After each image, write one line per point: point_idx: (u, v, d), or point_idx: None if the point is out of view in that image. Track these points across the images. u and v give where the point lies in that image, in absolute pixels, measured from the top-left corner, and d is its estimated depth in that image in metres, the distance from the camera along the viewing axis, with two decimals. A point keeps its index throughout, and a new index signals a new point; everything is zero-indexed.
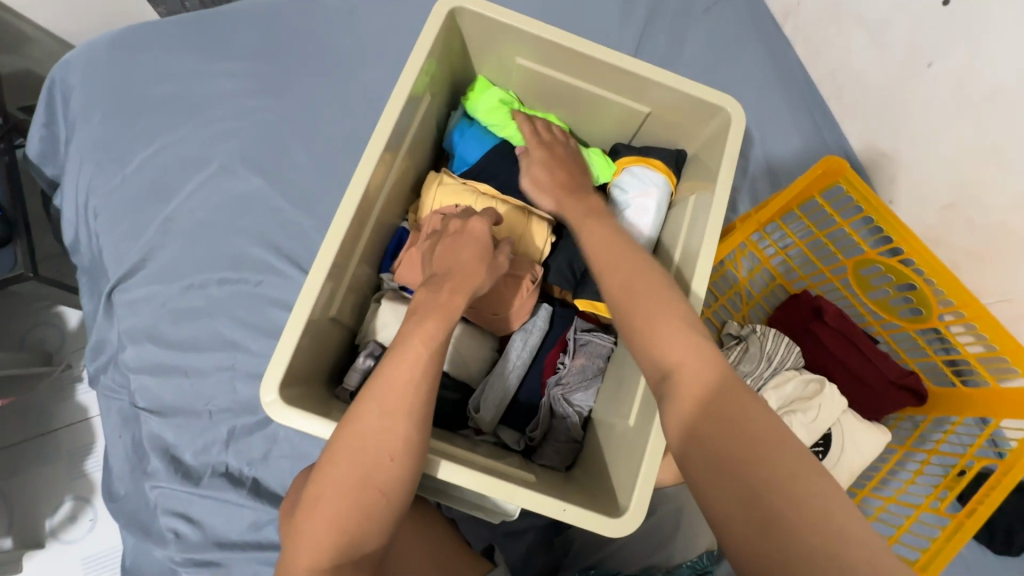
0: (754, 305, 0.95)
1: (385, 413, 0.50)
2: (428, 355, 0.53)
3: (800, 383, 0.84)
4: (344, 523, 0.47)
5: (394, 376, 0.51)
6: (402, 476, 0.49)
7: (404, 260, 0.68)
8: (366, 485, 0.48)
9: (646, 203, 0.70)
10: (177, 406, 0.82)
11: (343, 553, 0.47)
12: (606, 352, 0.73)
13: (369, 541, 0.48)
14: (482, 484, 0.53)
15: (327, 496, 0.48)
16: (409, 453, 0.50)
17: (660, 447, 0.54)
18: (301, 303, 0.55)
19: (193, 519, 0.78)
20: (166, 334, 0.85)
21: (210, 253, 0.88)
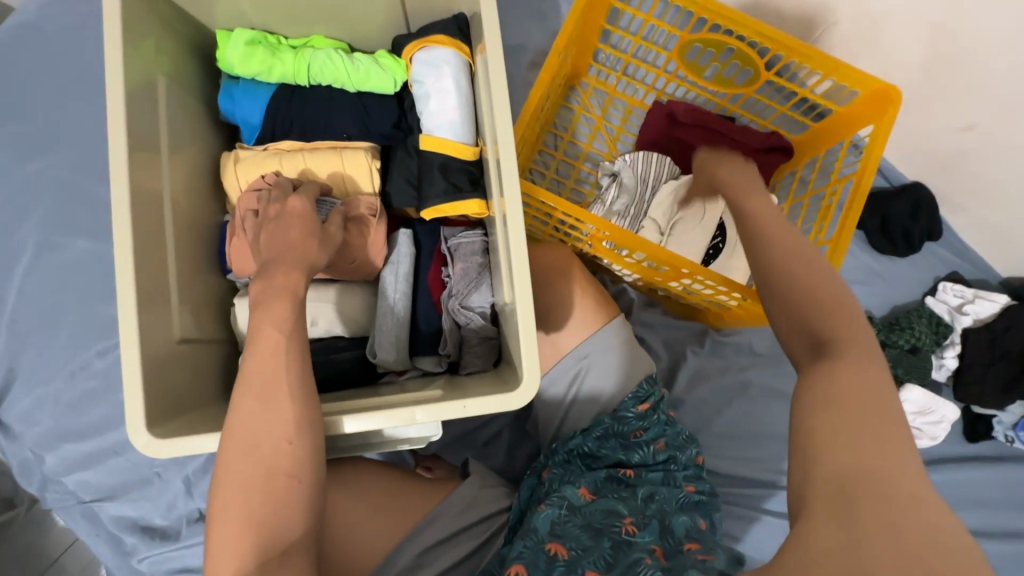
0: (619, 138, 0.95)
1: (266, 406, 0.50)
2: (285, 333, 0.52)
3: (679, 192, 0.85)
4: (260, 520, 0.47)
5: (260, 369, 0.51)
6: (305, 452, 0.50)
7: (233, 253, 0.65)
8: (270, 476, 0.48)
9: (444, 85, 0.67)
10: (124, 483, 0.81)
11: (268, 547, 0.46)
12: (480, 246, 0.73)
13: (293, 527, 0.48)
14: (384, 419, 0.54)
15: (234, 502, 0.47)
16: (304, 429, 0.50)
17: (529, 309, 0.55)
18: (127, 341, 0.52)
19: (193, 568, 0.80)
20: (76, 426, 0.82)
21: (74, 332, 0.83)
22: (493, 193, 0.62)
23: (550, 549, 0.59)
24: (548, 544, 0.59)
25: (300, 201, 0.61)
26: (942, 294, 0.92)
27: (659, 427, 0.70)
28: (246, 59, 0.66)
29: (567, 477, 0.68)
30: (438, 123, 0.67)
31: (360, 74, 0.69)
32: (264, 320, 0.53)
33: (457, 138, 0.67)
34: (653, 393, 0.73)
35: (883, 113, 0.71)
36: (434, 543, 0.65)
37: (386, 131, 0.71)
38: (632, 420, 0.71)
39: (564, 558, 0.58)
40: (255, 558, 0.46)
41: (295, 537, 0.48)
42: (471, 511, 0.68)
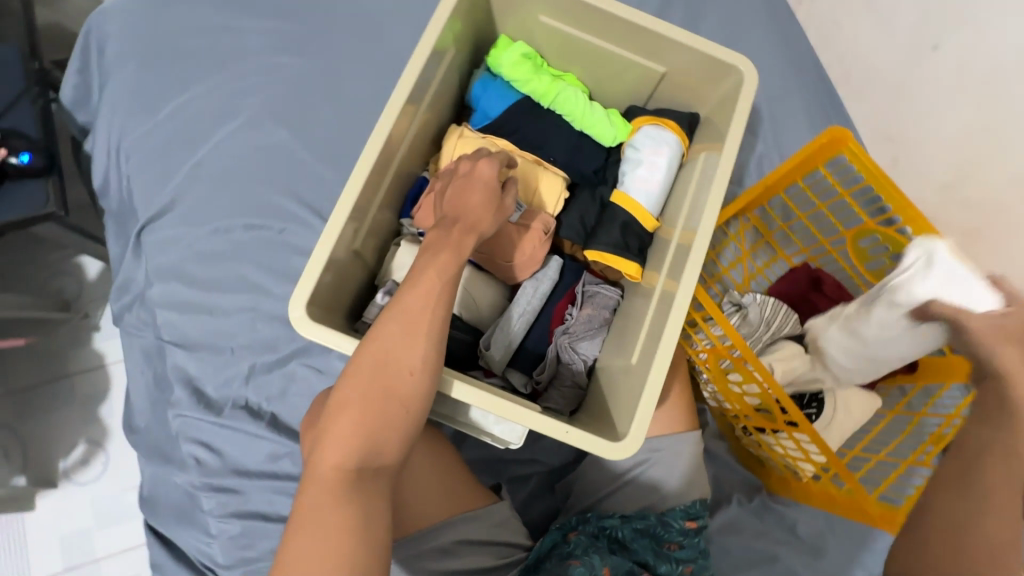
0: (755, 277, 0.98)
1: (404, 336, 0.53)
2: (445, 280, 0.56)
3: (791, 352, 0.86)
4: (368, 433, 0.50)
5: (413, 302, 0.54)
6: (419, 392, 0.53)
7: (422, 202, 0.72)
8: (386, 399, 0.51)
9: (657, 161, 0.74)
10: (201, 341, 0.86)
11: (366, 459, 0.50)
12: (612, 304, 0.78)
13: (387, 451, 0.51)
14: (492, 404, 0.58)
15: (352, 406, 0.51)
16: (426, 371, 0.53)
17: (657, 384, 0.59)
18: (328, 238, 0.59)
19: (213, 447, 0.82)
20: (193, 274, 0.89)
21: (236, 199, 0.92)
22: (663, 270, 0.68)
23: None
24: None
25: (490, 163, 0.66)
26: None
27: (694, 551, 0.72)
28: (514, 66, 0.76)
29: (592, 549, 0.67)
30: (637, 188, 0.74)
31: (592, 120, 0.77)
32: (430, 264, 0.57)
33: (647, 206, 0.74)
34: (702, 515, 0.74)
35: None
36: (466, 540, 0.69)
37: (585, 171, 0.78)
38: (675, 530, 0.72)
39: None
40: (353, 461, 0.49)
41: (386, 460, 0.51)
42: (498, 531, 0.71)
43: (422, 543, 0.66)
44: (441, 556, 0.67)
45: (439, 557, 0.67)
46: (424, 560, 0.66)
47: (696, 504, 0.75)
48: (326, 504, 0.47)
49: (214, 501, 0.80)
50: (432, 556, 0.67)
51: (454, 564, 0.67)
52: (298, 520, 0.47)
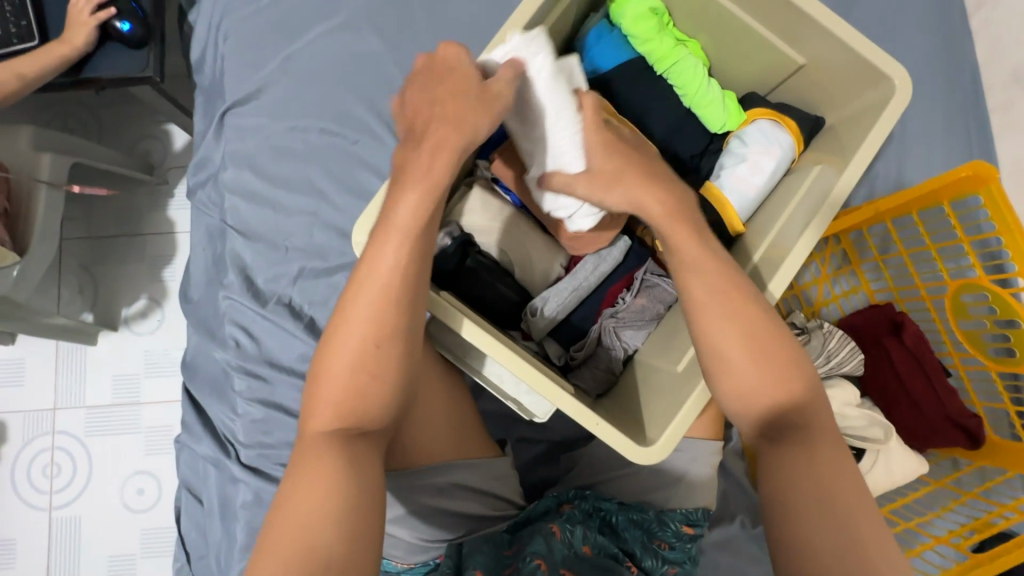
0: (826, 305, 0.91)
1: (364, 303, 0.50)
2: (420, 230, 0.52)
3: (864, 415, 0.80)
4: (343, 404, 0.50)
5: (369, 269, 0.51)
6: (395, 350, 0.51)
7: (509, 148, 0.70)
8: (364, 359, 0.50)
9: (764, 161, 0.67)
10: (261, 234, 0.89)
11: (348, 420, 0.50)
12: (668, 300, 0.73)
13: (372, 411, 0.51)
14: (523, 372, 0.57)
15: (327, 383, 0.50)
16: (399, 328, 0.51)
17: (701, 402, 0.57)
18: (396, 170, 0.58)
19: (253, 335, 0.86)
20: (265, 166, 0.90)
21: (319, 101, 0.91)
22: None
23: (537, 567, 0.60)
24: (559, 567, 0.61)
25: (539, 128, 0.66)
26: None
27: (683, 554, 0.69)
28: (639, 20, 0.68)
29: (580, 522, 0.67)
30: (733, 183, 0.67)
31: (706, 98, 0.70)
32: (396, 226, 0.52)
33: (738, 207, 0.67)
34: (701, 525, 0.73)
35: None
36: (464, 485, 0.69)
37: (682, 155, 0.72)
38: (669, 531, 0.71)
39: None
40: (338, 421, 0.49)
41: (372, 420, 0.51)
42: (495, 483, 0.71)
43: (415, 479, 0.66)
44: (435, 494, 0.67)
45: (434, 495, 0.67)
46: (418, 495, 0.67)
47: (698, 512, 0.74)
48: (313, 465, 0.47)
49: (245, 384, 0.85)
50: (427, 493, 0.67)
51: (449, 505, 0.68)
52: (286, 485, 0.47)
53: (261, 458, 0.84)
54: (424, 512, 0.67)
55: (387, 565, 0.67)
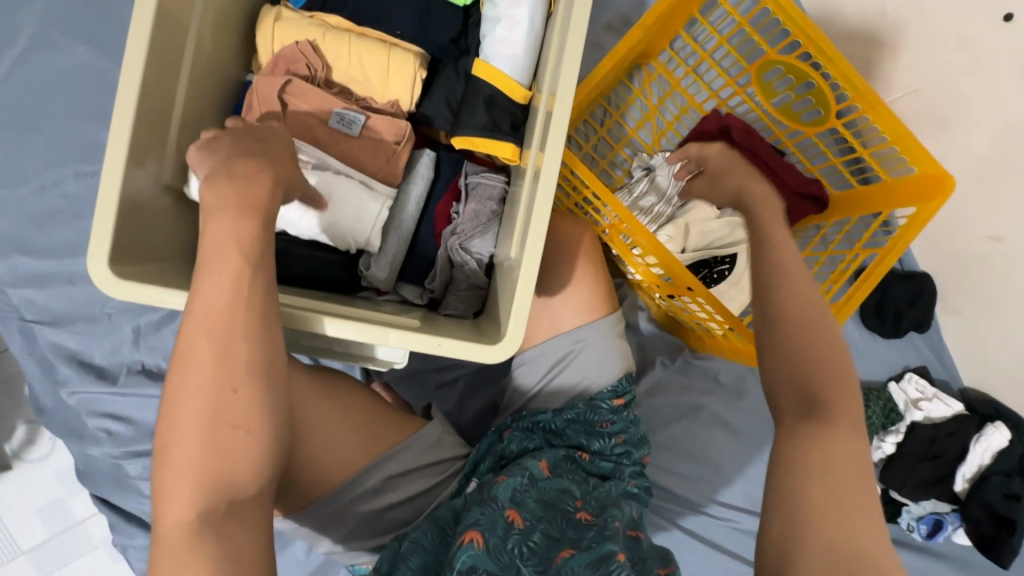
0: (665, 134, 0.91)
1: (205, 354, 0.45)
2: (251, 266, 0.47)
3: (728, 224, 0.84)
4: (205, 470, 0.43)
5: (203, 314, 0.45)
6: (256, 399, 0.45)
7: (252, 104, 0.62)
8: (216, 409, 0.44)
9: (517, 15, 0.63)
10: (72, 313, 0.78)
11: (216, 492, 0.43)
12: (498, 193, 0.71)
13: (244, 474, 0.44)
14: (355, 331, 0.54)
15: (179, 453, 0.43)
16: (253, 374, 0.45)
17: (529, 289, 0.55)
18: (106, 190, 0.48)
19: (122, 417, 0.79)
20: (32, 241, 0.78)
21: (54, 142, 0.78)
22: (532, 147, 0.61)
23: (468, 539, 0.51)
24: (506, 511, 0.56)
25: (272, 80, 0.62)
26: (905, 383, 0.95)
27: (624, 423, 0.73)
28: None
29: (527, 446, 0.69)
30: (497, 53, 0.63)
31: None
32: (223, 269, 0.46)
33: (513, 74, 0.63)
34: (630, 391, 0.75)
35: (929, 199, 0.69)
36: (395, 476, 0.64)
37: (442, 43, 0.67)
38: (604, 411, 0.72)
39: (520, 527, 0.54)
40: (203, 497, 0.43)
41: (244, 484, 0.44)
42: (432, 452, 0.67)
43: (338, 501, 0.61)
44: (371, 498, 0.62)
45: (370, 500, 0.62)
46: (353, 507, 0.61)
47: (621, 382, 0.74)
48: (184, 558, 0.41)
49: (141, 466, 0.79)
50: (360, 501, 0.62)
51: (388, 501, 0.63)
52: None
53: None
54: (367, 519, 0.62)
55: (358, 568, 0.65)
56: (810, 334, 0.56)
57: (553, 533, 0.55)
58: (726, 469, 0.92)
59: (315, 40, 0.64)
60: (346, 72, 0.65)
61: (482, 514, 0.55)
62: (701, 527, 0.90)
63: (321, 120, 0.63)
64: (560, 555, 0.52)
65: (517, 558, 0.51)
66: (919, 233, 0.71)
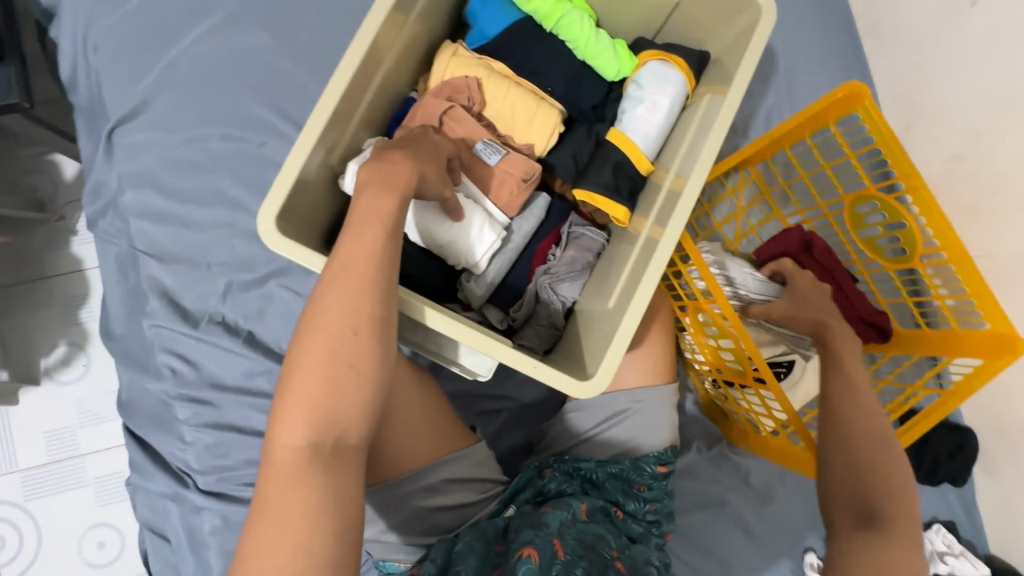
0: (747, 235, 0.97)
1: (338, 299, 0.49)
2: (385, 235, 0.52)
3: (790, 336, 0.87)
4: (320, 406, 0.46)
5: (342, 265, 0.50)
6: (373, 350, 0.49)
7: (415, 115, 0.70)
8: (339, 350, 0.47)
9: (659, 100, 0.70)
10: (177, 254, 0.84)
11: (325, 430, 0.46)
12: (597, 248, 0.77)
13: (351, 418, 0.47)
14: (461, 334, 0.58)
15: (305, 387, 0.47)
16: (374, 326, 0.49)
17: (634, 323, 0.59)
18: (292, 161, 0.56)
19: (189, 360, 0.83)
20: (167, 182, 0.85)
21: (214, 105, 0.87)
22: (650, 217, 0.67)
23: (526, 553, 0.56)
24: (555, 540, 0.59)
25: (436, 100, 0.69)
26: (932, 534, 0.93)
27: (661, 492, 0.73)
28: None
29: (567, 488, 0.70)
30: (635, 127, 0.71)
31: (593, 50, 0.73)
32: (360, 234, 0.51)
33: (644, 148, 0.71)
34: (672, 462, 0.76)
35: (997, 357, 0.72)
36: (453, 477, 0.66)
37: (583, 107, 0.75)
38: (646, 474, 0.74)
39: (563, 558, 0.58)
40: (314, 431, 0.46)
41: (350, 427, 0.48)
42: (482, 468, 0.69)
43: (400, 485, 0.63)
44: (428, 494, 0.65)
45: (427, 495, 0.64)
46: (409, 498, 0.64)
47: (665, 453, 0.76)
48: (293, 481, 0.44)
49: (190, 411, 0.82)
50: (416, 495, 0.64)
51: (443, 502, 0.65)
52: (262, 513, 0.44)
53: (223, 482, 0.82)
54: (416, 514, 0.64)
55: (389, 566, 0.65)
56: (880, 456, 0.66)
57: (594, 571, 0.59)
58: None
59: (479, 78, 0.72)
60: (495, 109, 0.72)
61: (536, 536, 0.59)
62: None
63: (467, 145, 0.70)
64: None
65: None
66: (984, 383, 0.74)
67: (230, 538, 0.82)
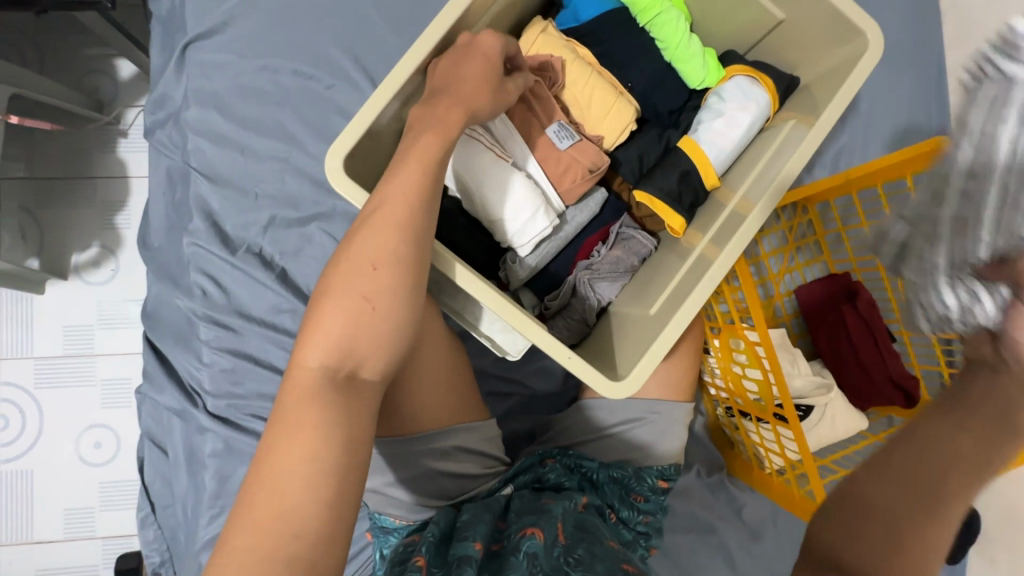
0: (791, 272, 0.95)
1: (371, 234, 0.48)
2: (423, 175, 0.51)
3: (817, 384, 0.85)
4: (340, 336, 0.46)
5: (379, 201, 0.50)
6: (396, 288, 0.48)
7: None
8: (363, 285, 0.47)
9: (739, 117, 0.69)
10: (228, 179, 0.85)
11: (343, 359, 0.46)
12: (643, 253, 0.75)
13: (369, 351, 0.47)
14: (499, 307, 0.57)
15: (328, 317, 0.46)
16: (398, 264, 0.48)
17: (674, 337, 0.58)
18: (371, 107, 0.55)
19: (221, 284, 0.84)
20: (232, 107, 0.85)
21: (291, 39, 0.86)
22: (708, 234, 0.66)
23: (533, 532, 0.55)
24: (558, 525, 0.59)
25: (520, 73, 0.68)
26: None
27: (656, 506, 0.73)
28: None
29: (566, 480, 0.69)
30: (710, 139, 0.69)
31: (683, 53, 0.71)
32: (397, 174, 0.51)
33: (715, 163, 0.69)
34: (674, 479, 0.76)
35: None
36: (463, 446, 0.66)
37: (660, 110, 0.74)
38: (646, 486, 0.73)
39: (564, 544, 0.58)
40: (331, 359, 0.46)
41: (368, 363, 0.47)
42: (490, 445, 0.69)
43: (412, 442, 0.63)
44: (438, 457, 0.65)
45: (437, 458, 0.65)
46: (421, 458, 0.64)
47: (670, 469, 0.76)
48: (304, 404, 0.44)
49: (212, 334, 0.83)
50: (428, 455, 0.64)
51: (451, 467, 0.65)
52: (273, 430, 0.43)
53: (231, 409, 0.83)
54: (424, 475, 0.64)
55: (384, 520, 0.64)
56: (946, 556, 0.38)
57: (599, 553, 0.58)
58: None
59: (565, 59, 0.70)
60: (572, 95, 0.71)
61: (539, 519, 0.58)
62: None
63: (540, 125, 0.70)
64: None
65: (564, 565, 0.55)
66: None
67: (228, 464, 0.83)
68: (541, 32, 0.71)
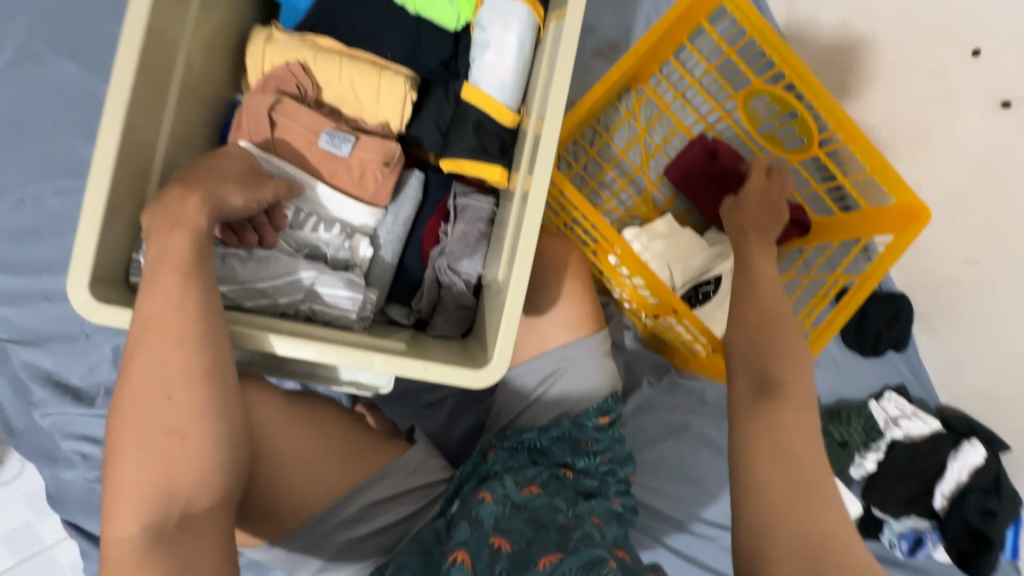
0: (654, 156, 0.92)
1: (144, 367, 0.42)
2: (181, 277, 0.44)
3: (710, 255, 0.85)
4: (154, 481, 0.40)
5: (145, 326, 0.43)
6: (196, 405, 0.42)
7: (241, 122, 0.63)
8: (155, 419, 0.41)
9: (506, 39, 0.63)
10: (48, 333, 0.77)
11: (165, 508, 0.40)
12: (486, 215, 0.70)
13: (191, 483, 0.41)
14: (327, 355, 0.51)
15: (130, 470, 0.40)
16: (190, 379, 0.42)
17: (514, 309, 0.55)
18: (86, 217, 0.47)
19: (99, 439, 0.77)
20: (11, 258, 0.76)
21: (37, 159, 0.77)
22: (522, 170, 0.62)
23: (457, 559, 0.52)
24: (492, 536, 0.55)
25: (257, 99, 0.63)
26: (884, 402, 0.95)
27: (609, 442, 0.71)
28: None
29: (510, 464, 0.68)
30: (485, 76, 0.64)
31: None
32: (155, 286, 0.44)
33: (501, 99, 0.64)
34: (615, 409, 0.74)
35: (908, 226, 0.70)
36: (374, 502, 0.64)
37: (433, 67, 0.68)
38: (590, 429, 0.72)
39: (505, 552, 0.54)
40: (149, 515, 0.40)
41: (194, 496, 0.41)
42: (414, 477, 0.67)
43: (318, 526, 0.62)
44: (348, 526, 0.63)
45: (348, 528, 0.63)
46: (331, 535, 0.62)
47: (607, 402, 0.74)
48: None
49: None
50: (339, 530, 0.63)
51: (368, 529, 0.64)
52: None
53: None
54: (345, 548, 0.63)
55: None
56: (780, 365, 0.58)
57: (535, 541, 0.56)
58: (711, 488, 0.91)
59: (303, 58, 0.65)
60: (331, 92, 0.66)
61: (470, 536, 0.55)
62: (688, 547, 0.88)
63: (311, 137, 0.64)
64: (541, 556, 0.53)
65: None
66: (897, 258, 0.73)
67: None
68: (267, 43, 0.65)
